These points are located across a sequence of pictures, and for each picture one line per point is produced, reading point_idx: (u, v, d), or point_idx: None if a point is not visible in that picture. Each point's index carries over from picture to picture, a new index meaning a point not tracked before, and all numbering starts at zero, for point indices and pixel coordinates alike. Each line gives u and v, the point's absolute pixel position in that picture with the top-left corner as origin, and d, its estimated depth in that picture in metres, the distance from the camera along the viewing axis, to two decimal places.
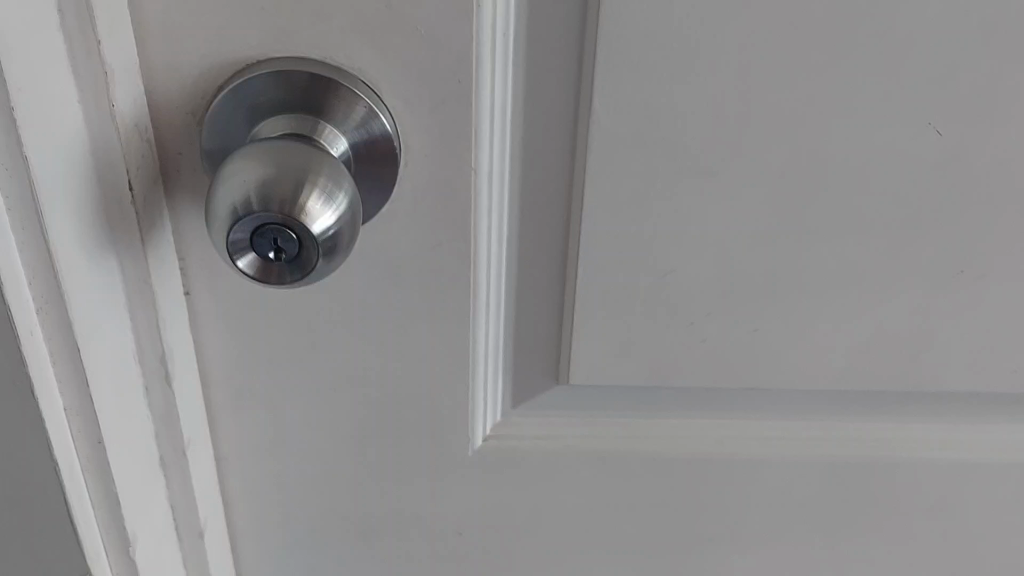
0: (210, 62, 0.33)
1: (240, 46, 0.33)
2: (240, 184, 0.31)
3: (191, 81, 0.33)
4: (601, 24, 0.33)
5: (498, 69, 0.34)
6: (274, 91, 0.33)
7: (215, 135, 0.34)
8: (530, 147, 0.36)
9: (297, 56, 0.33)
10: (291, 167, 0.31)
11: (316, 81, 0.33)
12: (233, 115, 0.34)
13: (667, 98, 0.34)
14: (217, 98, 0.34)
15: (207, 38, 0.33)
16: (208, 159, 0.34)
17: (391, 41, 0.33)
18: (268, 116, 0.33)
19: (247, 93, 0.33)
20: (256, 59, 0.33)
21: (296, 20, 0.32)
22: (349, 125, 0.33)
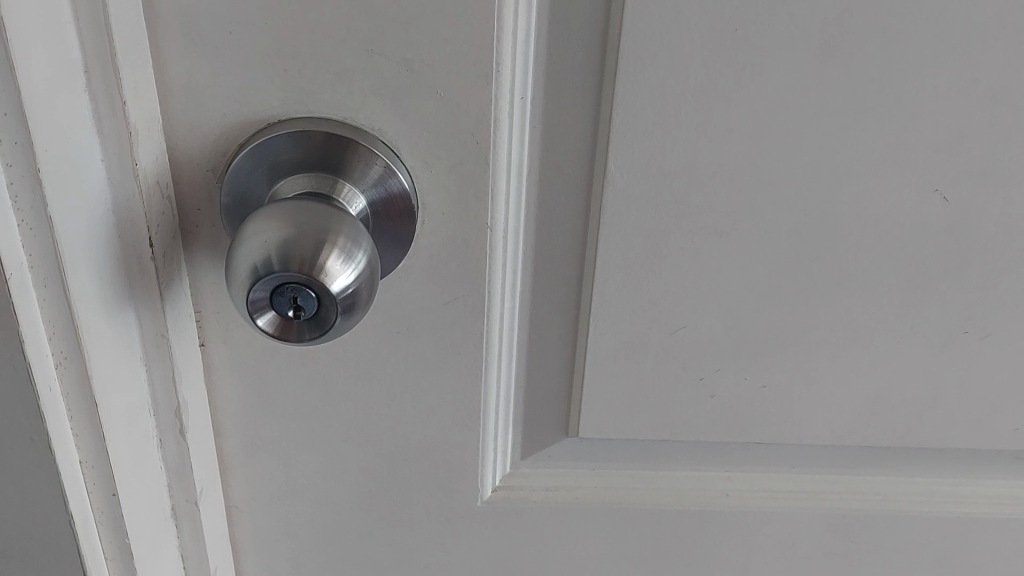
0: (232, 121, 0.34)
1: (262, 107, 0.33)
2: (259, 245, 0.31)
3: (213, 140, 0.34)
4: (618, 89, 0.33)
5: (515, 130, 0.35)
6: (294, 150, 0.33)
7: (235, 194, 0.34)
8: (545, 205, 0.37)
9: (316, 115, 0.33)
10: (311, 226, 0.31)
11: (334, 139, 0.33)
12: (253, 173, 0.34)
13: (681, 160, 0.35)
14: (236, 157, 0.34)
15: (230, 98, 0.33)
16: (228, 216, 0.34)
17: (412, 103, 0.33)
18: (288, 175, 0.34)
19: (267, 152, 0.33)
20: (277, 118, 0.33)
21: (318, 83, 0.33)
22: (367, 183, 0.34)
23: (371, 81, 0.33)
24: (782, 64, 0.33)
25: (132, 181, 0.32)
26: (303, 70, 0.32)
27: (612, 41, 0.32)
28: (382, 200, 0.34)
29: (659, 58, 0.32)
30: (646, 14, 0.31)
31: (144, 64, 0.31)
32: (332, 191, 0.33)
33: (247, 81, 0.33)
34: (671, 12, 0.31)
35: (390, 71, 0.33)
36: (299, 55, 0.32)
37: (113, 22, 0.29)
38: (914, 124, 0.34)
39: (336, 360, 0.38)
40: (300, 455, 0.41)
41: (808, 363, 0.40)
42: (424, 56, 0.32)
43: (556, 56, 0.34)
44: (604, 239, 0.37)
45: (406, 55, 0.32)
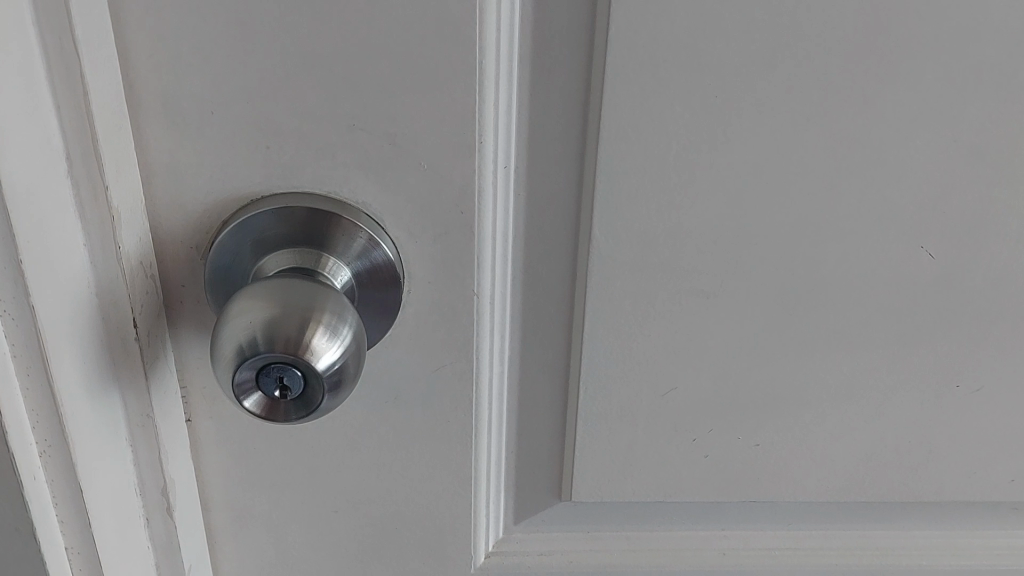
0: (215, 198, 0.33)
1: (245, 184, 0.33)
2: (244, 326, 0.31)
3: (196, 217, 0.34)
4: (601, 157, 0.33)
5: (500, 199, 0.35)
6: (277, 225, 0.33)
7: (218, 271, 0.34)
8: (531, 271, 0.37)
9: (299, 190, 0.33)
10: (296, 304, 0.31)
11: (318, 214, 0.33)
12: (238, 249, 0.34)
13: (665, 225, 0.35)
14: (219, 234, 0.34)
15: (212, 175, 0.33)
16: (212, 292, 0.34)
17: (395, 176, 0.33)
18: (272, 250, 0.33)
19: (250, 228, 0.33)
20: (260, 194, 0.33)
21: (302, 158, 0.33)
22: (350, 255, 0.34)
23: (354, 155, 0.33)
24: (763, 128, 0.33)
25: (115, 263, 0.31)
26: (286, 147, 0.32)
27: (593, 110, 0.33)
28: (366, 271, 0.34)
29: (640, 126, 0.33)
30: (627, 83, 0.32)
31: (126, 146, 0.31)
32: (317, 266, 0.33)
33: (231, 158, 0.33)
34: (649, 81, 0.32)
35: (373, 144, 0.33)
36: (282, 132, 0.32)
37: (93, 107, 0.29)
38: (895, 183, 0.35)
39: (324, 432, 0.38)
40: (289, 528, 0.41)
41: (801, 421, 0.39)
42: (408, 129, 0.32)
43: (539, 125, 0.34)
44: (591, 304, 0.37)
45: (389, 129, 0.32)
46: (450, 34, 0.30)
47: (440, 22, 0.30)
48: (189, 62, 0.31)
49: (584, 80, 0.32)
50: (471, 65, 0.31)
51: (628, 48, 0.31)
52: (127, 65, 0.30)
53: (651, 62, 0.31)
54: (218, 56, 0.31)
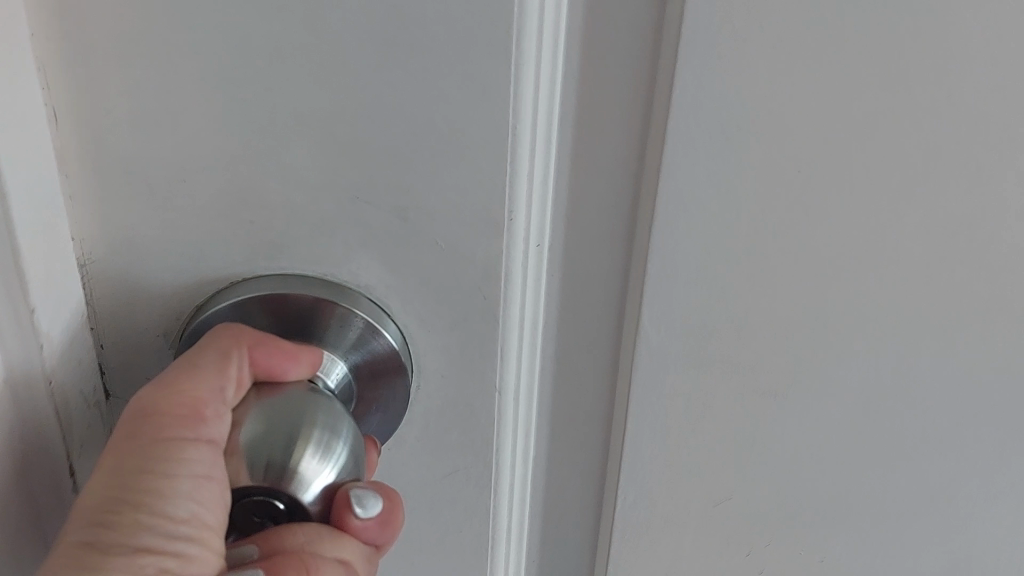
0: (186, 279, 0.28)
1: (223, 264, 0.27)
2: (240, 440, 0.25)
3: (162, 300, 0.28)
4: (653, 237, 0.28)
5: (531, 281, 0.29)
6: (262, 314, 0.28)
7: None
8: (564, 361, 0.31)
9: (291, 275, 0.28)
10: (285, 443, 0.25)
11: (309, 304, 0.28)
12: None
13: (728, 317, 0.29)
14: (192, 323, 0.28)
15: (183, 253, 0.27)
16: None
17: (406, 255, 0.28)
18: None
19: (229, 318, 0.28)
20: (241, 275, 0.28)
21: (293, 234, 0.27)
22: (345, 345, 0.29)
23: (357, 231, 0.27)
24: (852, 207, 0.27)
25: (47, 399, 0.25)
26: (273, 221, 0.27)
27: (647, 180, 0.27)
28: (367, 368, 0.29)
29: (705, 201, 0.27)
30: (694, 153, 0.26)
31: (59, 252, 0.25)
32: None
33: (205, 234, 0.27)
34: (717, 149, 0.26)
35: (380, 219, 0.27)
36: (269, 203, 0.26)
37: (13, 209, 0.23)
38: (1007, 275, 0.29)
39: None
40: None
41: (871, 530, 0.34)
42: (422, 202, 0.27)
43: (582, 195, 0.28)
44: (633, 403, 0.31)
45: (399, 201, 0.27)
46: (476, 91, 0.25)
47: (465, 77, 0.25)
48: (153, 118, 0.25)
49: (640, 145, 0.27)
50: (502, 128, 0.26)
51: (695, 111, 0.25)
52: (60, 124, 0.25)
53: (724, 129, 0.26)
54: (189, 112, 0.25)
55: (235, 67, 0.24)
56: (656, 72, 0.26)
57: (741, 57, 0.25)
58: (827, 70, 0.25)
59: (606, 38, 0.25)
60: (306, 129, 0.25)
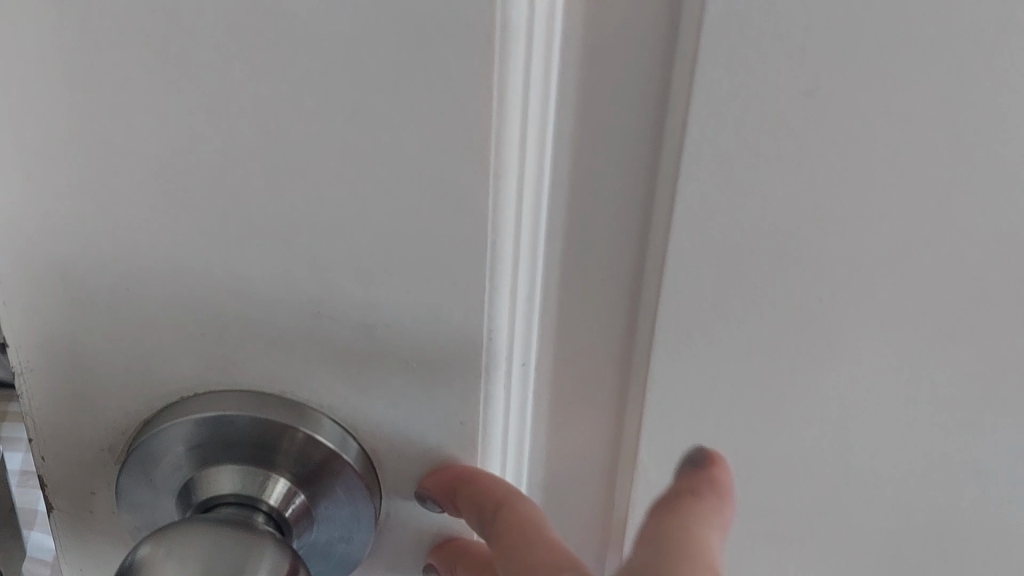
0: (133, 391, 0.25)
1: (175, 377, 0.25)
2: (176, 557, 0.23)
3: (107, 413, 0.25)
4: (652, 363, 0.24)
5: (516, 405, 0.26)
6: (214, 435, 0.25)
7: (135, 479, 0.26)
8: (554, 489, 0.28)
9: (247, 385, 0.25)
10: (232, 560, 0.23)
11: (267, 425, 0.25)
12: (164, 459, 0.26)
13: (737, 457, 0.25)
14: (138, 440, 0.25)
15: (130, 364, 0.25)
16: (124, 509, 0.26)
17: (374, 373, 0.25)
18: (210, 466, 0.26)
19: (179, 437, 0.25)
20: (195, 388, 0.25)
21: (248, 348, 0.24)
22: (304, 473, 0.26)
23: (318, 347, 0.24)
24: (884, 344, 0.23)
25: None
26: (226, 334, 0.24)
27: (647, 298, 0.24)
28: (329, 496, 0.26)
29: (711, 328, 0.24)
30: (699, 271, 0.23)
31: None
32: (261, 492, 0.25)
33: (153, 341, 0.24)
34: (725, 273, 0.23)
35: (344, 335, 0.24)
36: (222, 315, 0.24)
37: None
38: None
39: None
40: None
41: None
42: (389, 320, 0.24)
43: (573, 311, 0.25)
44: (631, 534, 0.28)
45: (365, 318, 0.24)
46: (450, 204, 0.22)
47: (435, 188, 0.22)
48: (90, 222, 0.23)
49: (640, 259, 0.24)
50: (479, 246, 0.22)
51: (700, 229, 0.22)
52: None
53: (733, 247, 0.22)
54: (129, 216, 0.22)
55: (177, 168, 0.22)
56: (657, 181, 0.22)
57: (752, 171, 0.21)
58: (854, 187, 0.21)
59: (602, 147, 0.22)
60: (259, 237, 0.23)
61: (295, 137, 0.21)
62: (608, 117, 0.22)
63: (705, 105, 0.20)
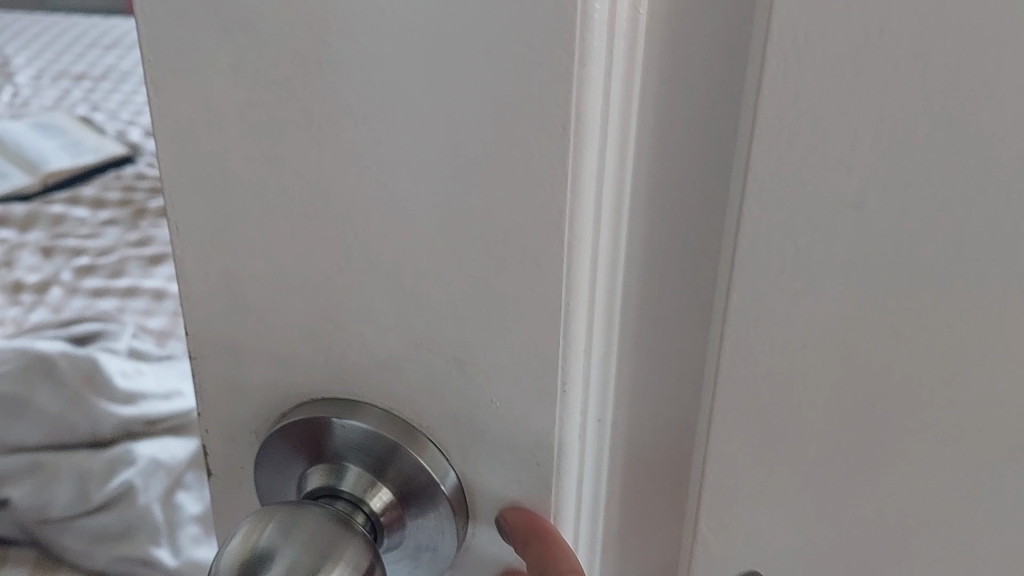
0: (275, 389, 0.30)
1: (306, 382, 0.30)
2: (258, 547, 0.27)
3: (255, 404, 0.31)
4: (710, 444, 0.25)
5: (591, 453, 0.28)
6: (335, 438, 0.30)
7: (273, 459, 0.31)
8: (628, 536, 0.30)
9: (360, 399, 0.29)
10: (316, 550, 0.27)
11: (374, 437, 0.29)
12: (296, 447, 0.30)
13: (793, 541, 0.26)
14: (276, 429, 0.30)
15: (274, 365, 0.30)
16: (263, 482, 0.32)
17: (462, 407, 0.28)
18: (332, 461, 0.30)
19: (308, 434, 0.30)
20: (322, 393, 0.30)
21: (364, 367, 0.29)
22: (402, 485, 0.29)
23: (420, 374, 0.28)
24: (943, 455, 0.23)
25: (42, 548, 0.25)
26: (348, 353, 0.28)
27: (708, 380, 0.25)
28: (420, 510, 0.30)
29: (766, 414, 0.24)
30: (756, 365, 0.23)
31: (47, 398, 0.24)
32: (365, 496, 0.29)
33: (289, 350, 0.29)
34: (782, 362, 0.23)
35: (438, 368, 0.28)
36: (345, 336, 0.28)
37: None
38: None
39: None
40: None
41: None
42: (472, 362, 0.27)
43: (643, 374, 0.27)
44: None
45: (454, 357, 0.27)
46: (530, 268, 0.24)
47: (513, 251, 0.24)
48: (248, 247, 0.28)
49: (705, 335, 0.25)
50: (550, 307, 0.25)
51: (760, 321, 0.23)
52: (176, 241, 0.29)
53: (787, 343, 0.23)
54: (276, 244, 0.27)
55: (312, 211, 0.26)
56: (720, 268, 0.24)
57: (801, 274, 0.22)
58: (905, 293, 0.21)
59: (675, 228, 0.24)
60: (376, 275, 0.27)
61: (401, 195, 0.25)
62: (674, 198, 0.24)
63: (757, 200, 0.21)
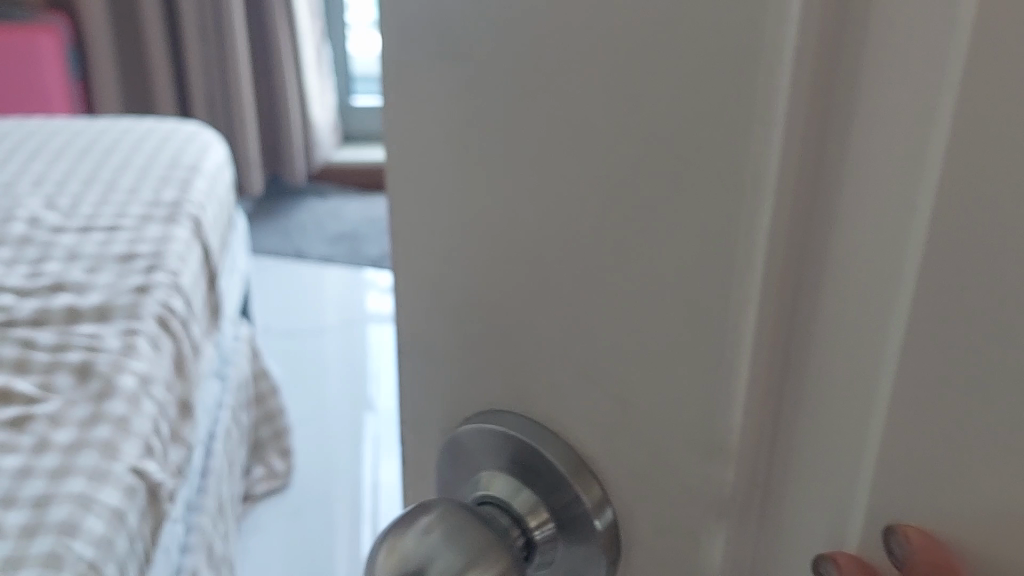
0: (459, 388, 0.34)
1: (488, 391, 0.33)
2: (407, 562, 0.28)
3: (445, 401, 0.35)
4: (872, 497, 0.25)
5: (736, 505, 0.29)
6: (507, 450, 0.33)
7: (453, 456, 0.35)
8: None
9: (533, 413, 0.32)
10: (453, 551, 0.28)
11: (539, 454, 0.32)
12: (475, 450, 0.34)
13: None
14: (463, 429, 0.34)
15: (460, 364, 0.34)
16: (444, 476, 0.35)
17: (614, 430, 0.30)
18: (503, 472, 0.33)
19: (486, 440, 0.33)
20: (503, 403, 0.33)
21: (532, 386, 0.32)
22: (559, 506, 0.31)
23: (585, 397, 0.30)
24: None
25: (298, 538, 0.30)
26: (519, 369, 0.32)
27: (868, 441, 0.25)
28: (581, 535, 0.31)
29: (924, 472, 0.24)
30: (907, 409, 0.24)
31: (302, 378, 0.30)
32: (526, 512, 0.31)
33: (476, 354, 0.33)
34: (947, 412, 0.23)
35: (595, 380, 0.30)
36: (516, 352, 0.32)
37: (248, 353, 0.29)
38: None
39: None
40: None
41: None
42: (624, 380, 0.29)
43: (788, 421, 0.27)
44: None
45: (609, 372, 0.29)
46: (688, 306, 0.27)
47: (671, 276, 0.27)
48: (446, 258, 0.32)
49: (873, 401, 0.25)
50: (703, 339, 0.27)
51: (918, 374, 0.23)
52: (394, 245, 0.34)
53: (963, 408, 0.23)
54: (468, 257, 0.32)
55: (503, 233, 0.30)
56: (866, 334, 0.24)
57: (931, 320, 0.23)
58: None
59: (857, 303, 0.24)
60: (554, 300, 0.30)
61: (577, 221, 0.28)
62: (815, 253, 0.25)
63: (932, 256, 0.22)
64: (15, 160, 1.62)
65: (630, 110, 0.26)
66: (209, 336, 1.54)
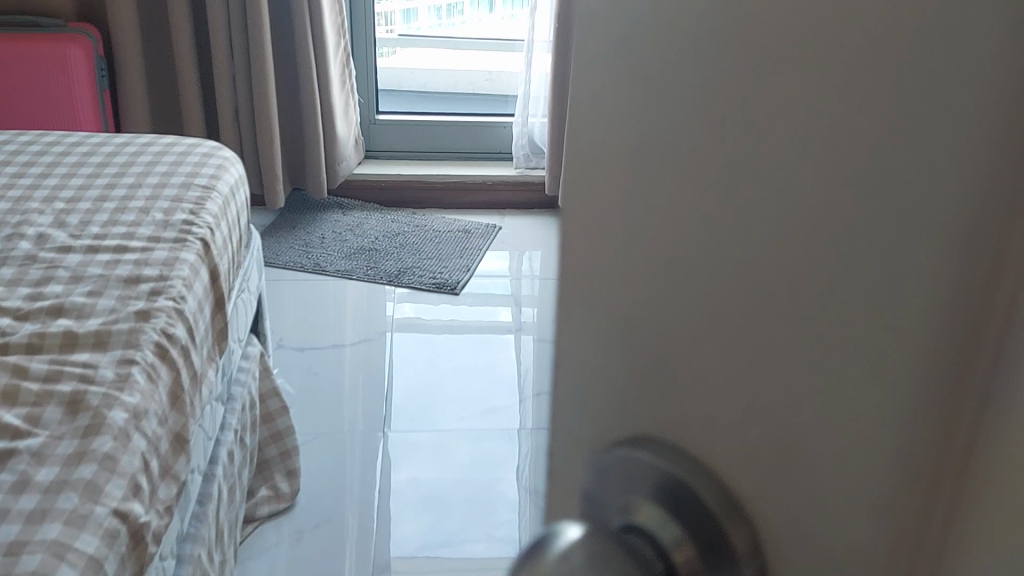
0: (658, 390, 0.37)
1: (682, 420, 0.36)
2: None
3: (639, 405, 0.39)
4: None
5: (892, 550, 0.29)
6: (678, 476, 0.35)
7: (618, 467, 0.38)
8: None
9: (673, 437, 0.36)
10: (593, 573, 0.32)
11: (679, 479, 0.35)
12: (643, 470, 0.37)
13: None
14: (644, 446, 0.37)
15: (671, 356, 0.36)
16: (595, 497, 0.40)
17: (775, 488, 0.32)
18: (661, 502, 0.35)
19: (659, 462, 0.36)
20: (683, 437, 0.36)
21: (708, 423, 0.35)
22: (716, 541, 0.34)
23: (774, 427, 0.32)
24: None
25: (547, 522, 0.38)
26: (711, 398, 0.35)
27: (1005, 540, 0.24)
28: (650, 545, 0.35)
29: None
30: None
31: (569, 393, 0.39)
32: (677, 542, 0.34)
33: (600, 358, 0.41)
34: None
35: (716, 396, 0.34)
36: (734, 357, 0.33)
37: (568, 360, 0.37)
38: None
39: None
40: None
41: None
42: (728, 404, 0.34)
43: (945, 468, 0.26)
44: None
45: (722, 389, 0.34)
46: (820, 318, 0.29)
47: (758, 280, 0.31)
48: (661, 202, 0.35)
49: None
50: (831, 399, 0.29)
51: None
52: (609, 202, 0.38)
53: None
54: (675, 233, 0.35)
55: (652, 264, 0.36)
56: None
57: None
58: None
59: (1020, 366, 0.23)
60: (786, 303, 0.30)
61: (725, 214, 0.32)
62: (933, 309, 0.25)
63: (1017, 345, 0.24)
64: (104, 220, 1.85)
65: (840, 156, 0.28)
66: (175, 430, 1.53)
